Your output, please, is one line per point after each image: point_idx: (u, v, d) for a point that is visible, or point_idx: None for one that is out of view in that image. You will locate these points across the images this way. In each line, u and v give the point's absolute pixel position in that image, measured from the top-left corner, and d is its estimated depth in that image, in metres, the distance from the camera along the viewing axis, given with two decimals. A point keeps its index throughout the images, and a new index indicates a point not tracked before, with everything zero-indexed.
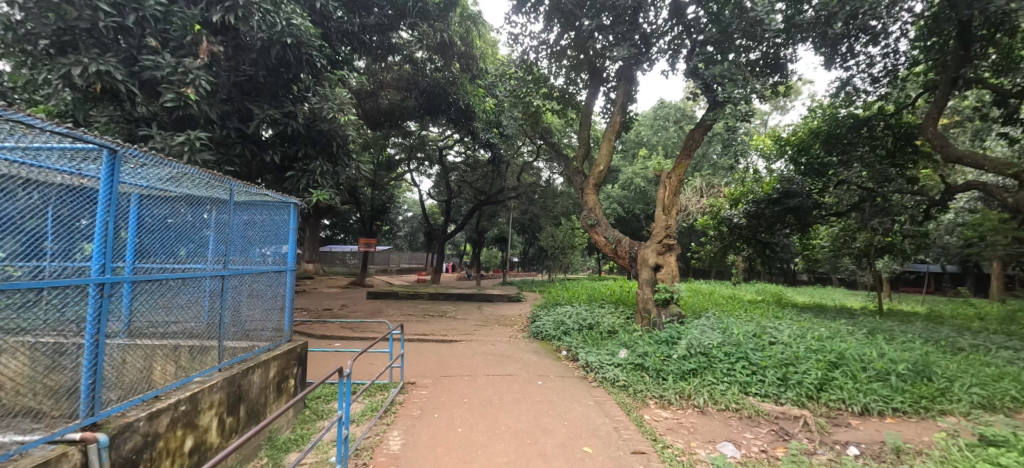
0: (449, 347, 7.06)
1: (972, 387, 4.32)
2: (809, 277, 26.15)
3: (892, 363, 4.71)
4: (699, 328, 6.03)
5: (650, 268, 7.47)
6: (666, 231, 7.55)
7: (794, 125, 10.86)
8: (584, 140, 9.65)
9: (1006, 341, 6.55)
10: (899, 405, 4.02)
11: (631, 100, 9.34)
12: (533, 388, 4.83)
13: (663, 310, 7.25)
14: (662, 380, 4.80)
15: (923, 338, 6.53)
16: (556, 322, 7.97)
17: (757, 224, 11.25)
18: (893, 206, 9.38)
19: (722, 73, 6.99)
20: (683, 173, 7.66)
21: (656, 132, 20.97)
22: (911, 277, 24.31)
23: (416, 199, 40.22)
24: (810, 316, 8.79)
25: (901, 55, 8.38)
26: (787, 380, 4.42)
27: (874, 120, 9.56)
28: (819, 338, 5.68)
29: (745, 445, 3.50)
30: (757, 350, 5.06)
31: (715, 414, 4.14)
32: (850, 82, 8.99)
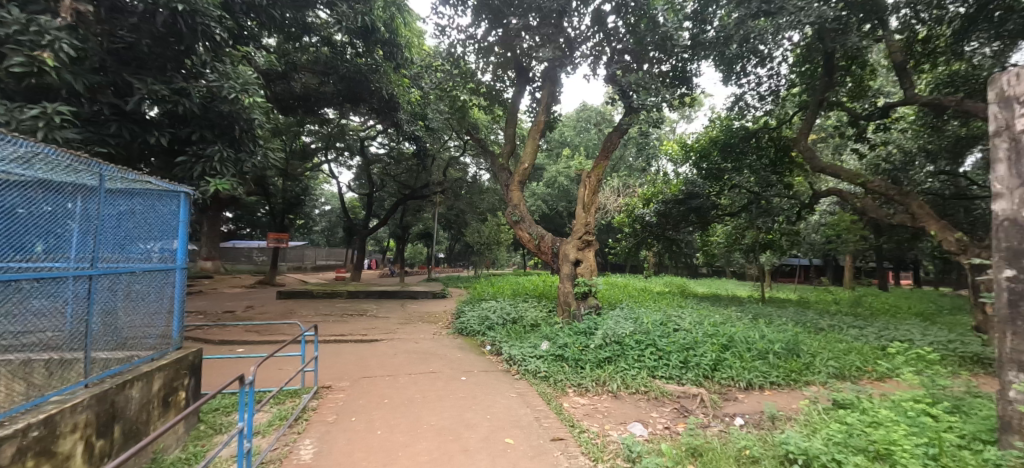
0: (369, 347, 6.76)
1: (829, 360, 5.13)
2: (708, 270, 29.23)
3: (770, 343, 5.41)
4: (614, 319, 6.42)
5: (570, 263, 7.78)
6: (586, 228, 7.92)
7: (697, 134, 11.92)
8: (510, 137, 9.78)
9: (854, 321, 7.87)
10: (776, 379, 4.65)
11: (555, 100, 9.62)
12: (455, 384, 4.80)
13: (582, 303, 7.61)
14: (581, 369, 5.04)
15: (795, 321, 7.62)
16: (480, 317, 8.01)
17: (666, 222, 12.32)
18: (774, 208, 10.98)
19: (637, 81, 7.50)
20: (601, 173, 8.07)
21: (579, 134, 21.92)
22: (786, 269, 28.29)
23: (334, 191, 37.81)
24: (708, 305, 9.82)
25: (782, 78, 9.62)
26: (688, 362, 4.90)
27: (761, 133, 10.73)
28: (714, 323, 6.37)
29: (652, 424, 3.80)
30: (663, 337, 5.52)
31: (627, 397, 4.45)
32: (743, 98, 10.11)
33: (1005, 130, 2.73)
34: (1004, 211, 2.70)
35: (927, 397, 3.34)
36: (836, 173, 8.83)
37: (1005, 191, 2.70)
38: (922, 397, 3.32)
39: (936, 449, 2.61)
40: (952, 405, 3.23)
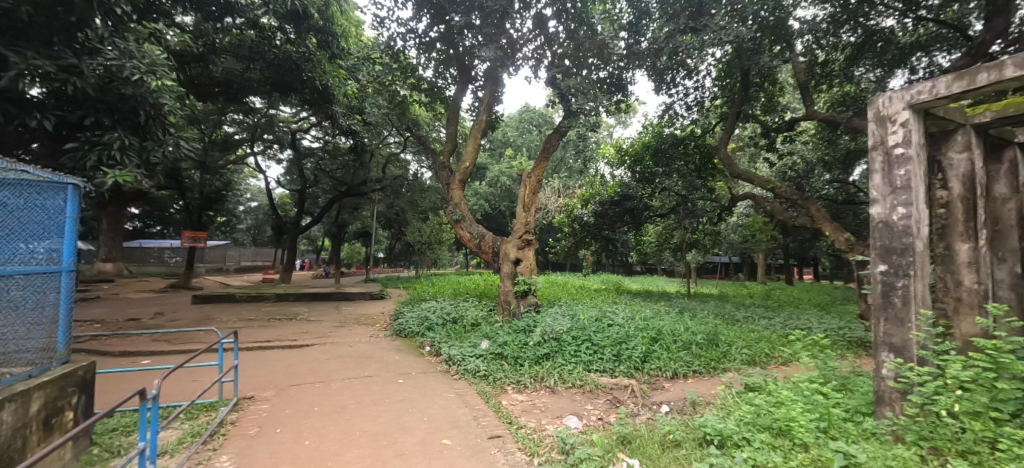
0: (299, 352, 6.37)
1: (743, 348, 5.64)
2: (642, 268, 30.94)
3: (694, 334, 5.84)
4: (552, 316, 6.57)
5: (511, 262, 7.87)
6: (526, 227, 8.04)
7: (632, 139, 12.55)
8: (451, 135, 9.67)
9: (765, 313, 8.72)
10: (698, 367, 5.02)
11: (497, 101, 9.65)
12: (392, 387, 4.66)
13: (522, 301, 7.72)
14: (519, 366, 5.11)
15: (715, 314, 8.29)
16: (420, 318, 7.85)
17: (603, 222, 12.85)
18: (699, 210, 12.05)
19: (576, 86, 7.74)
20: (542, 174, 8.22)
21: (521, 135, 22.20)
22: (709, 266, 30.70)
23: (261, 186, 35.14)
24: (640, 300, 10.39)
25: (706, 90, 10.40)
26: (620, 355, 5.15)
27: (687, 140, 11.54)
28: (645, 318, 6.74)
29: (586, 416, 3.94)
30: (598, 332, 5.75)
31: (563, 392, 4.58)
32: (672, 107, 10.79)
33: (881, 146, 3.15)
34: (878, 215, 3.13)
35: (819, 377, 3.79)
36: (751, 179, 9.71)
37: (880, 197, 3.12)
38: (815, 378, 3.76)
39: (826, 423, 2.96)
40: (839, 384, 3.69)
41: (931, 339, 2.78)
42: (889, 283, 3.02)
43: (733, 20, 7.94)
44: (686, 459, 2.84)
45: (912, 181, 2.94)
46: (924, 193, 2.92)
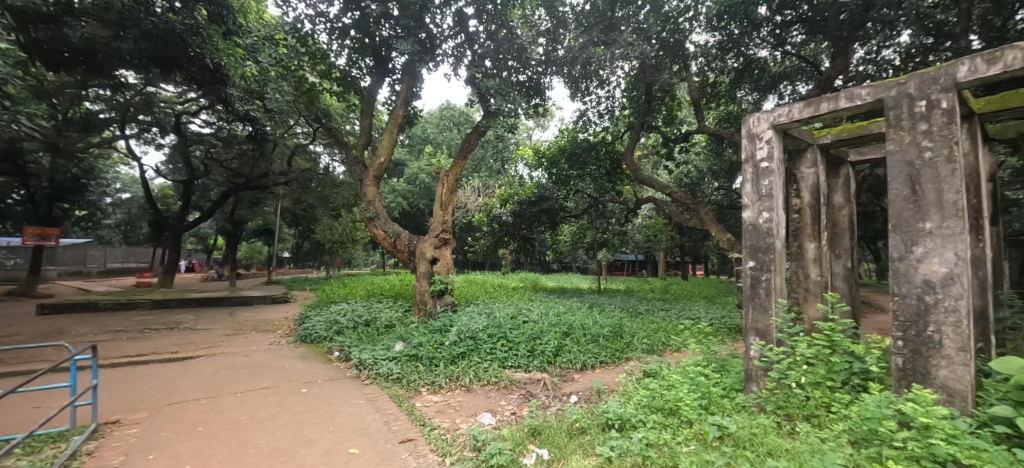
0: (183, 366, 5.63)
1: (644, 339, 6.16)
2: (558, 266, 32.28)
3: (602, 328, 6.24)
4: (469, 315, 6.58)
5: (427, 261, 7.74)
6: (443, 226, 7.95)
7: (549, 142, 13.03)
8: (365, 129, 9.22)
9: (663, 305, 9.60)
10: (604, 358, 5.38)
11: (415, 96, 9.39)
12: (293, 398, 4.32)
13: (438, 301, 7.62)
14: (435, 366, 5.04)
15: (622, 308, 8.92)
16: (328, 321, 7.37)
17: (520, 222, 13.18)
18: (608, 212, 12.89)
19: (495, 87, 7.81)
20: (459, 173, 8.18)
21: (441, 132, 21.84)
22: (618, 264, 33.03)
23: (135, 176, 30.34)
24: (555, 297, 10.83)
25: (615, 101, 11.16)
26: (534, 351, 5.34)
27: (599, 146, 12.21)
28: (558, 314, 7.04)
29: (500, 411, 4.03)
30: (513, 329, 5.89)
31: (479, 389, 4.62)
32: (586, 114, 11.39)
33: (751, 159, 3.64)
34: (749, 218, 3.61)
35: (704, 361, 4.28)
36: (653, 185, 10.61)
37: (750, 203, 3.61)
38: (700, 361, 4.24)
39: (706, 400, 3.36)
40: (718, 365, 4.21)
41: (787, 323, 3.28)
42: (757, 277, 3.51)
43: (639, 39, 8.64)
44: (590, 445, 3.03)
45: (774, 190, 3.45)
46: (783, 201, 3.44)
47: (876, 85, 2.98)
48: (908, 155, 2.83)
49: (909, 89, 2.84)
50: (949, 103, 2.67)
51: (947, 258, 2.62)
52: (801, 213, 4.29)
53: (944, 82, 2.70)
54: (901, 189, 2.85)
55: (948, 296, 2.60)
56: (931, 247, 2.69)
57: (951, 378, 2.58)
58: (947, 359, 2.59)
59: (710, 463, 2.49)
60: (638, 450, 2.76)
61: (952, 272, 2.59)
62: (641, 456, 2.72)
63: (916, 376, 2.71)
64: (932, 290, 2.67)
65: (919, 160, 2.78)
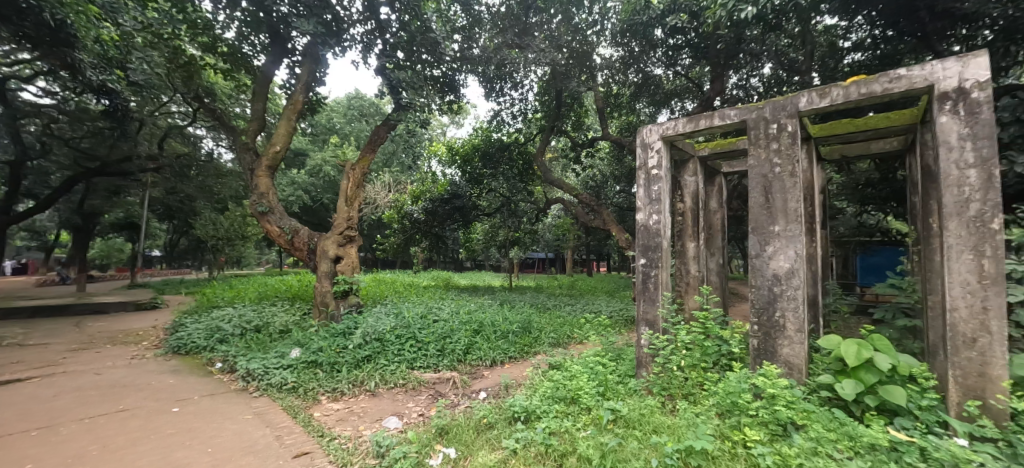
0: (7, 390, 4.58)
1: (550, 333, 6.43)
2: (471, 264, 32.31)
3: (511, 324, 6.40)
4: (375, 316, 6.30)
5: (330, 260, 7.25)
6: (347, 223, 7.49)
7: (463, 139, 12.95)
8: (258, 113, 8.34)
9: (570, 301, 10.13)
10: (513, 353, 5.52)
11: (318, 81, 8.73)
12: (162, 419, 3.76)
13: (342, 302, 7.19)
14: (337, 372, 4.75)
15: (531, 304, 9.22)
16: (208, 329, 6.53)
17: (433, 219, 13.00)
18: (520, 211, 13.27)
19: (407, 80, 7.53)
20: (367, 167, 7.80)
21: (348, 122, 20.51)
22: (529, 261, 34.06)
23: None
24: (467, 295, 10.81)
25: (528, 103, 11.47)
26: (444, 350, 5.30)
27: (513, 146, 12.37)
28: (468, 312, 7.06)
29: (407, 414, 3.94)
30: (422, 328, 5.78)
31: (385, 393, 4.47)
32: (500, 114, 11.55)
33: (643, 167, 4.00)
34: (641, 220, 3.97)
35: (602, 351, 4.61)
36: (561, 186, 11.12)
37: (643, 206, 3.97)
38: (599, 352, 4.56)
39: (603, 387, 3.63)
40: (615, 355, 4.57)
41: (670, 313, 3.68)
42: (648, 273, 3.88)
43: (550, 46, 9.00)
44: (497, 439, 3.10)
45: (662, 195, 3.84)
46: (669, 205, 3.84)
47: (741, 108, 3.47)
48: (763, 169, 3.34)
49: (765, 113, 3.35)
50: (794, 127, 3.22)
51: (790, 256, 3.15)
52: (684, 215, 4.83)
53: (789, 110, 3.24)
54: (758, 197, 3.35)
55: (790, 287, 3.14)
56: (779, 246, 3.21)
57: (791, 354, 3.12)
58: (789, 339, 3.12)
59: (604, 445, 2.70)
60: (541, 439, 2.90)
61: (793, 267, 3.13)
62: (544, 444, 2.86)
63: (767, 354, 3.22)
64: (779, 282, 3.19)
65: (771, 174, 3.30)
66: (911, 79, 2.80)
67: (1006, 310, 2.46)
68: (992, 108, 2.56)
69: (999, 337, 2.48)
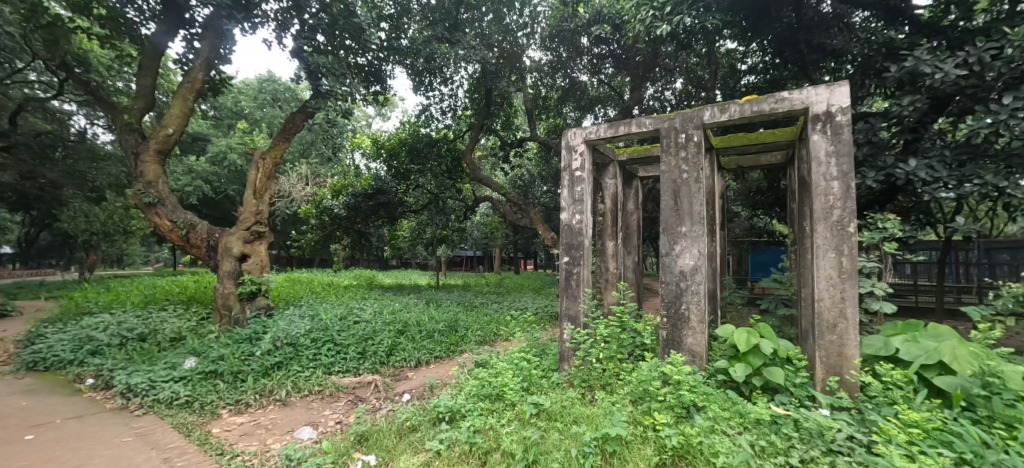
0: None
1: (477, 331, 6.43)
2: (397, 263, 31.28)
3: (438, 323, 6.30)
4: (288, 319, 5.84)
5: (234, 258, 6.60)
6: (256, 217, 6.86)
7: (389, 133, 12.45)
8: (147, 89, 7.31)
9: (497, 298, 10.20)
10: (439, 353, 5.43)
11: (222, 59, 7.86)
12: (10, 450, 3.15)
13: (248, 304, 6.56)
14: (240, 383, 4.33)
15: (458, 303, 9.14)
16: (77, 339, 5.59)
17: (355, 215, 12.33)
18: (447, 208, 13.09)
19: (327, 65, 7.01)
20: (279, 156, 7.17)
21: (259, 107, 18.67)
22: (457, 259, 33.79)
23: None
24: (391, 295, 10.41)
25: (458, 100, 11.33)
26: (365, 352, 5.07)
27: (441, 143, 12.05)
28: (392, 311, 6.81)
29: (322, 423, 3.71)
30: (342, 331, 5.48)
31: (297, 402, 4.17)
32: (429, 108, 11.28)
33: (568, 168, 4.15)
34: (566, 219, 4.12)
35: (527, 347, 4.72)
36: (489, 185, 11.13)
37: (566, 206, 4.12)
38: (524, 348, 4.66)
39: (528, 382, 3.70)
40: (539, 350, 4.70)
41: (591, 308, 3.87)
42: (570, 270, 4.04)
43: (480, 44, 8.98)
44: (420, 441, 3.04)
45: (584, 196, 4.02)
46: (591, 205, 4.03)
47: (655, 117, 3.74)
48: (673, 174, 3.63)
49: (676, 124, 3.65)
50: (699, 138, 3.55)
51: (694, 254, 3.47)
52: (604, 215, 5.10)
53: (696, 121, 3.56)
54: (668, 200, 3.65)
55: (694, 282, 3.45)
56: (685, 245, 3.52)
57: (694, 343, 3.43)
58: (692, 329, 3.44)
59: (528, 438, 2.76)
60: (466, 438, 2.89)
61: (696, 264, 3.45)
62: (468, 443, 2.86)
63: (674, 344, 3.52)
64: (685, 278, 3.50)
65: (679, 179, 3.60)
66: (791, 102, 3.22)
67: (858, 299, 2.94)
68: (850, 130, 3.04)
69: (852, 322, 2.94)
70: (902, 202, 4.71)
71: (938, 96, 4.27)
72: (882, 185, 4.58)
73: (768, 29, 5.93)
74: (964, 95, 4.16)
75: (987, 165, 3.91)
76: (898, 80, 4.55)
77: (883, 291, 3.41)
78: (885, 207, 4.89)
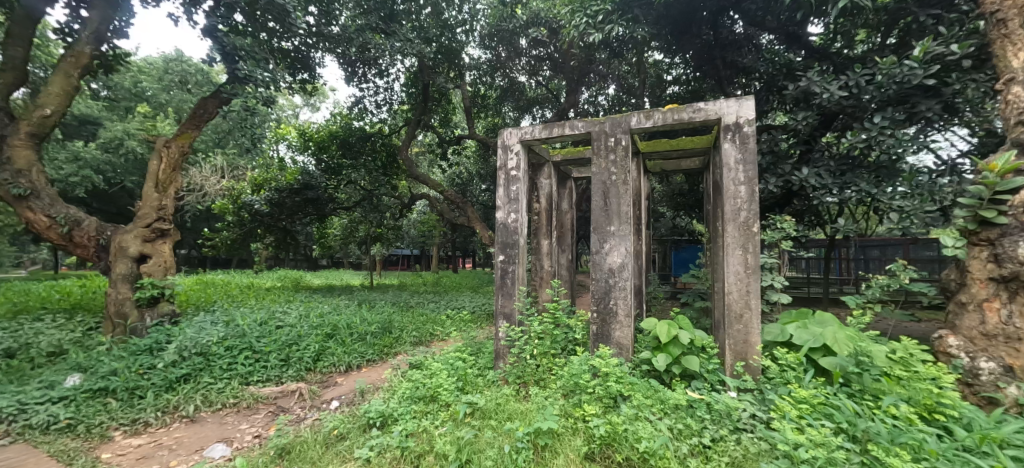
0: None
1: (413, 331, 6.27)
2: (328, 262, 29.65)
3: (371, 325, 6.07)
4: (197, 326, 5.29)
5: (130, 259, 5.88)
6: (158, 213, 6.17)
7: (318, 125, 11.72)
8: (17, 61, 6.25)
9: (434, 298, 10.02)
10: (372, 356, 5.23)
11: (118, 33, 6.92)
12: None
13: (148, 312, 5.84)
14: (138, 400, 3.86)
15: (394, 303, 8.86)
16: None
17: (279, 212, 11.49)
18: (383, 205, 12.63)
19: (246, 48, 6.41)
20: (187, 144, 6.48)
21: (164, 90, 16.66)
22: (393, 258, 32.77)
23: None
24: (319, 296, 9.83)
25: (394, 93, 10.94)
26: (289, 359, 4.75)
27: (375, 137, 11.49)
28: (320, 314, 6.43)
29: (238, 438, 3.42)
30: (262, 337, 5.07)
31: (208, 418, 3.81)
32: (363, 101, 10.77)
33: (504, 167, 4.19)
34: (501, 218, 4.15)
35: (462, 346, 4.70)
36: (426, 182, 10.88)
37: (502, 205, 4.15)
38: (459, 347, 4.62)
39: (462, 381, 3.68)
40: (474, 349, 4.69)
41: (526, 306, 3.94)
42: (506, 268, 4.08)
43: (418, 37, 8.74)
44: (349, 450, 2.91)
45: (519, 195, 4.08)
46: (526, 204, 4.10)
47: (587, 121, 3.87)
48: (604, 176, 3.79)
49: (606, 127, 3.82)
50: (626, 142, 3.75)
51: (621, 252, 3.66)
52: (540, 215, 5.21)
53: (624, 127, 3.75)
54: (598, 200, 3.81)
55: (621, 279, 3.64)
56: (613, 244, 3.70)
57: (621, 337, 3.63)
58: (619, 323, 3.63)
59: (461, 438, 2.76)
60: (397, 443, 2.82)
61: (623, 261, 3.64)
62: (400, 448, 2.79)
63: (603, 338, 3.69)
64: (613, 274, 3.68)
65: (609, 181, 3.77)
66: (707, 112, 3.50)
67: (760, 292, 3.27)
68: (755, 140, 3.37)
69: (755, 312, 3.28)
70: (798, 205, 5.34)
71: (825, 113, 4.89)
72: (781, 190, 5.15)
73: (690, 45, 6.40)
74: (845, 113, 4.80)
75: (862, 175, 4.55)
76: (795, 97, 5.14)
77: (781, 283, 3.83)
78: (784, 209, 5.51)
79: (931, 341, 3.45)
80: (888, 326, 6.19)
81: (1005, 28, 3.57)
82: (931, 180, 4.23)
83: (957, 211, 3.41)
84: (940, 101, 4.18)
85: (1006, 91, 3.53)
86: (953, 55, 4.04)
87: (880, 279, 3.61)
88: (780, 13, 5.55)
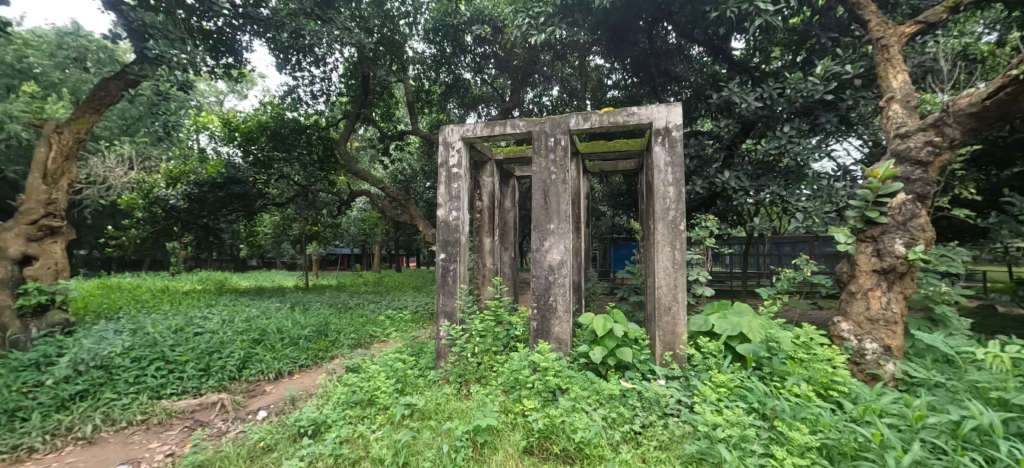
0: None
1: (350, 334, 6.01)
2: (258, 262, 27.57)
3: (304, 329, 5.72)
4: (96, 336, 4.70)
5: (11, 260, 5.13)
6: (47, 208, 5.45)
7: (245, 114, 10.81)
8: None
9: (375, 298, 9.67)
10: (305, 361, 4.95)
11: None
12: None
13: (33, 321, 5.07)
14: (20, 424, 3.36)
15: (330, 305, 8.44)
16: None
17: (199, 207, 10.52)
18: (320, 202, 11.85)
19: (158, 26, 5.67)
20: (83, 131, 5.79)
21: (57, 68, 14.56)
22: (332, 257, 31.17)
23: None
24: (246, 299, 9.14)
25: (332, 84, 10.38)
26: (209, 368, 4.37)
27: (311, 130, 10.76)
28: (246, 319, 5.97)
29: (146, 459, 3.10)
30: (176, 345, 4.62)
31: (110, 438, 3.41)
32: (296, 90, 10.12)
33: (444, 165, 4.14)
34: (442, 216, 4.10)
35: (403, 347, 4.58)
36: (366, 178, 10.45)
37: (443, 203, 4.10)
38: (399, 348, 4.50)
39: (401, 383, 3.59)
40: (414, 349, 4.59)
41: (467, 304, 3.93)
42: (447, 267, 4.04)
43: (358, 26, 8.34)
44: (276, 462, 2.74)
45: (461, 193, 4.04)
46: (468, 202, 4.08)
47: (527, 121, 3.94)
48: (544, 175, 3.86)
49: (546, 127, 3.90)
50: (566, 142, 3.85)
51: (560, 249, 3.76)
52: (482, 213, 5.20)
53: (563, 128, 3.86)
54: (538, 199, 3.88)
55: (560, 275, 3.75)
56: (553, 242, 3.79)
57: (560, 332, 3.73)
58: (559, 318, 3.73)
59: (398, 441, 2.70)
60: (330, 450, 2.71)
61: (562, 258, 3.75)
62: (333, 456, 2.68)
63: (543, 333, 3.77)
64: (553, 271, 3.77)
65: (548, 180, 3.85)
66: (639, 116, 3.70)
67: (686, 286, 3.51)
68: (683, 144, 3.60)
69: (682, 304, 3.51)
70: (721, 205, 5.78)
71: (744, 121, 5.34)
72: (707, 191, 5.55)
73: (627, 51, 6.70)
74: (761, 122, 5.28)
75: (774, 178, 5.03)
76: (719, 106, 5.55)
77: (705, 277, 4.13)
78: (709, 209, 5.95)
79: (829, 326, 3.89)
80: (795, 314, 6.92)
81: (887, 53, 4.12)
82: (830, 183, 4.79)
83: (848, 212, 3.87)
84: (837, 114, 4.73)
85: (888, 107, 4.07)
86: (847, 74, 4.58)
87: (788, 272, 4.01)
88: (707, 27, 5.94)
